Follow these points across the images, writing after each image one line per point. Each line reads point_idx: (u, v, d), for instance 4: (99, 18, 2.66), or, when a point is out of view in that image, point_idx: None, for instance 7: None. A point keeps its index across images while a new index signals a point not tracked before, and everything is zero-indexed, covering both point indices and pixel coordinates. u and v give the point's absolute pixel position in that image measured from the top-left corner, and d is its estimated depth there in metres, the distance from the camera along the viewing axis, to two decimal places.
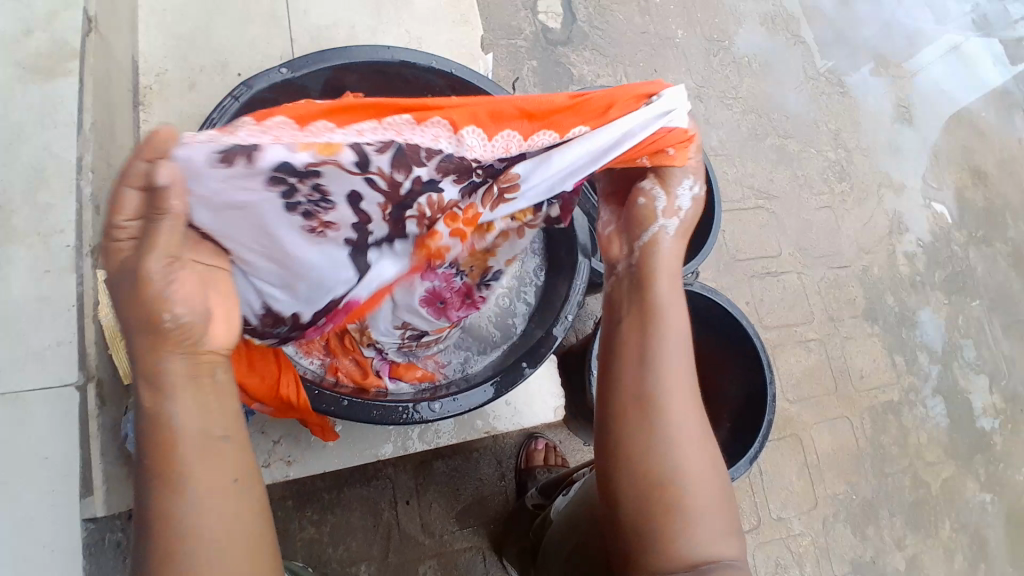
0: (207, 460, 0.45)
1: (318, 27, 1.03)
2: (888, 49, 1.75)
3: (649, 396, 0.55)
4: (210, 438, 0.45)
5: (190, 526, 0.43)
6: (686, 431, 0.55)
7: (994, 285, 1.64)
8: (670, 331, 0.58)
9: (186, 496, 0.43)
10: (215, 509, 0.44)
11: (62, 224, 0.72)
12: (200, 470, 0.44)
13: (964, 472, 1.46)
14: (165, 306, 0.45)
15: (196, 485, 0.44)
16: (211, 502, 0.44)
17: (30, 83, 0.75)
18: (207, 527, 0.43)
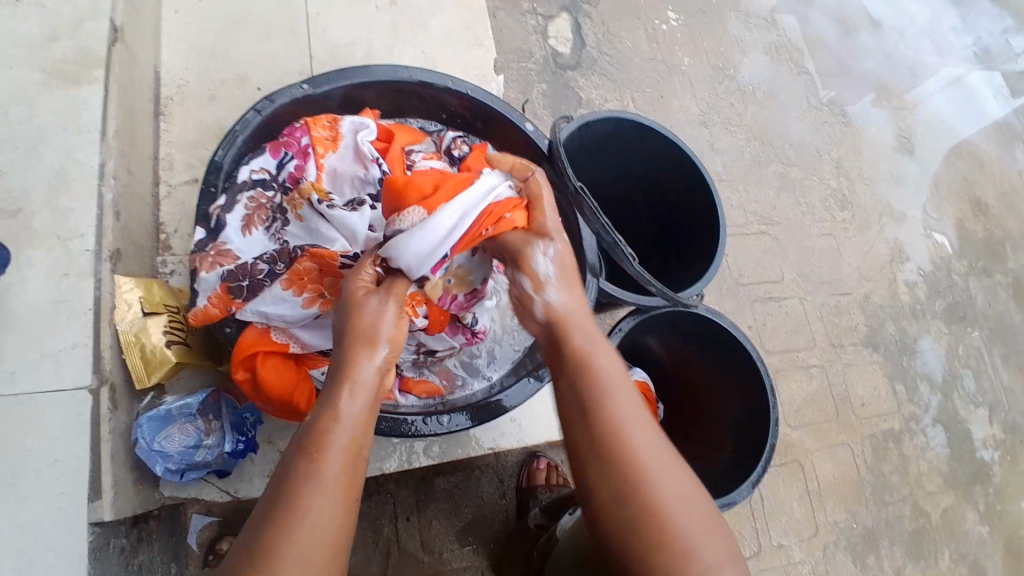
0: (345, 466, 0.51)
1: (336, 45, 1.06)
2: (889, 81, 1.79)
3: (610, 438, 0.53)
4: (356, 451, 0.52)
5: (313, 517, 0.47)
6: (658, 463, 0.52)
7: (993, 315, 1.66)
8: (615, 377, 0.57)
9: (319, 488, 0.48)
10: (334, 512, 0.48)
11: (82, 228, 0.73)
12: (341, 469, 0.50)
13: (964, 503, 1.46)
14: (379, 339, 0.58)
15: (332, 481, 0.49)
16: (332, 506, 0.48)
17: (55, 89, 0.77)
18: (320, 524, 0.47)
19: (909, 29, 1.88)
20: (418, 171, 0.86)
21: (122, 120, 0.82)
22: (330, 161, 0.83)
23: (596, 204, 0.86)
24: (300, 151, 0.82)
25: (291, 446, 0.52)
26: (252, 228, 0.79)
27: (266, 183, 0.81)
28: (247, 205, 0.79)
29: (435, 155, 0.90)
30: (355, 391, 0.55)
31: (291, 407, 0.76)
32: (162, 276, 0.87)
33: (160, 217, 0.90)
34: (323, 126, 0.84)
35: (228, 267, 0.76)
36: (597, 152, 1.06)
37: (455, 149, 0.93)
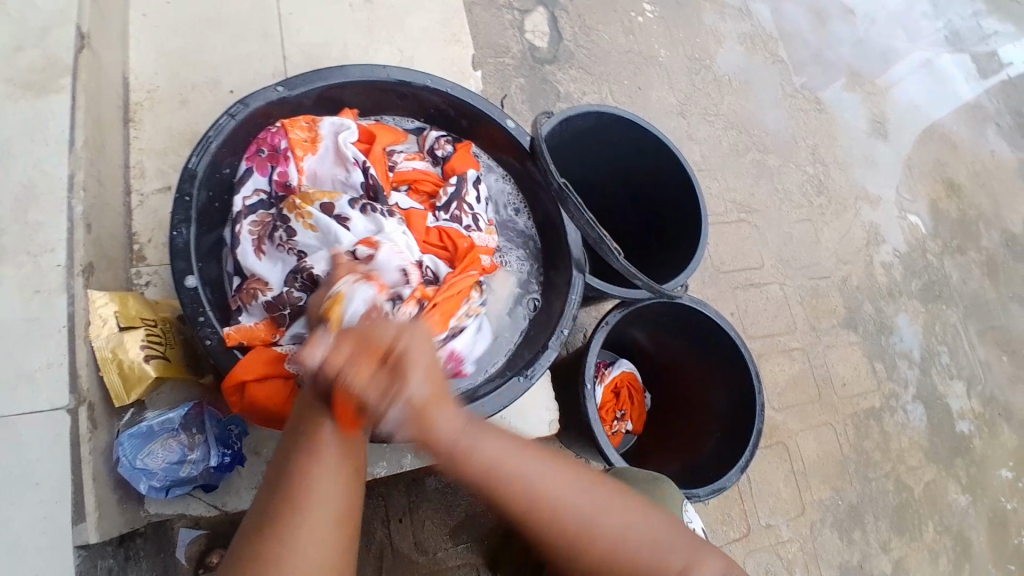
0: (341, 472, 0.54)
1: (309, 45, 1.04)
2: (862, 65, 1.81)
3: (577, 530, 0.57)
4: (348, 465, 0.55)
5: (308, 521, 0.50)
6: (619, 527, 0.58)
7: (968, 293, 1.69)
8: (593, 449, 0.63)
9: (319, 501, 0.51)
10: (332, 519, 0.51)
11: (52, 243, 0.71)
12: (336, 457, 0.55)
13: (945, 476, 1.50)
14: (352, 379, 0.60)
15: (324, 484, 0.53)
16: (329, 508, 0.52)
17: (18, 100, 0.74)
18: (322, 519, 0.51)
19: (879, 13, 1.90)
20: (400, 172, 0.89)
21: (90, 128, 0.79)
22: (310, 163, 0.83)
23: (579, 200, 0.85)
24: (280, 157, 0.82)
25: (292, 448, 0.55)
26: (264, 248, 0.78)
27: (267, 201, 0.82)
28: (251, 229, 0.79)
29: (417, 155, 0.93)
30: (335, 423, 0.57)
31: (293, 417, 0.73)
32: (137, 288, 0.85)
33: (133, 227, 0.87)
34: (299, 129, 0.83)
35: (268, 296, 0.76)
36: (576, 146, 1.06)
37: (438, 149, 0.93)
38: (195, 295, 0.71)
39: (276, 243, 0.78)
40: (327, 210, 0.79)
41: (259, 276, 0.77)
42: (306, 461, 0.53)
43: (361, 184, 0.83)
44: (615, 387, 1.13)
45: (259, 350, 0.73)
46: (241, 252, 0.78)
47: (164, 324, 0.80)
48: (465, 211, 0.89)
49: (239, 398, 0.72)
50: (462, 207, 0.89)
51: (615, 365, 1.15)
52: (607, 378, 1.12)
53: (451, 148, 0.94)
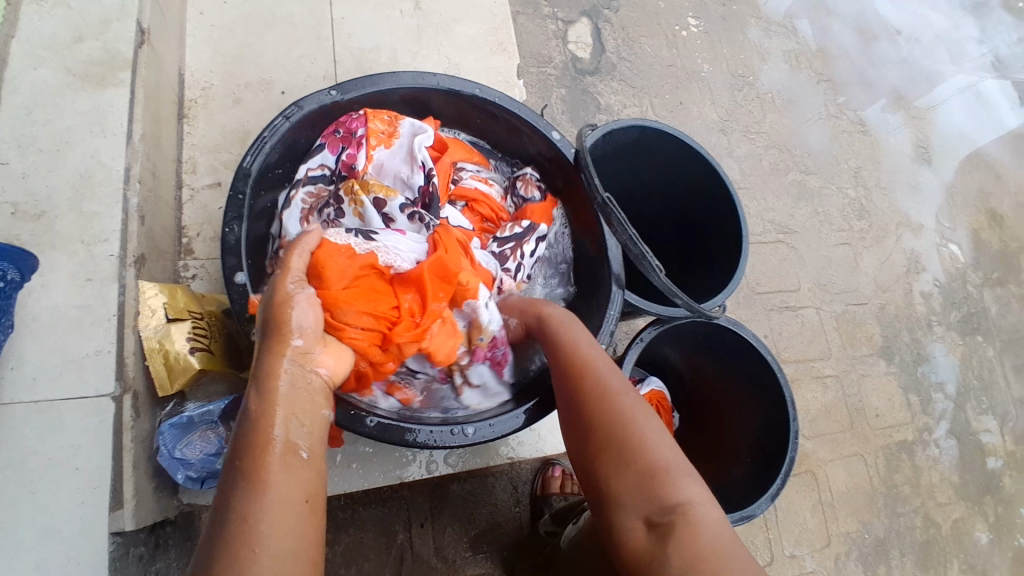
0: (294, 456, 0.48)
1: (360, 50, 1.05)
2: (907, 89, 1.78)
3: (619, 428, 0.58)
4: (292, 453, 0.48)
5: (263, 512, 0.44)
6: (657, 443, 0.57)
7: (1009, 327, 1.65)
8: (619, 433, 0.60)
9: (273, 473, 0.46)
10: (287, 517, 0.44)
11: (106, 233, 0.72)
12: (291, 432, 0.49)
13: (976, 515, 1.45)
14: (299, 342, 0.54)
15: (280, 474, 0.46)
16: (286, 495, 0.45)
17: (80, 92, 0.76)
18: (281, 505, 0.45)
19: (928, 36, 1.86)
20: (461, 188, 0.92)
21: (147, 122, 0.81)
22: (379, 155, 0.83)
23: (623, 215, 0.85)
24: (353, 141, 0.82)
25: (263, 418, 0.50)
26: (309, 220, 0.79)
27: (327, 179, 0.83)
28: (304, 199, 0.80)
29: (485, 178, 0.96)
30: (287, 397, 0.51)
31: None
32: (184, 281, 0.87)
33: (183, 221, 0.89)
34: (381, 120, 0.84)
35: None
36: (619, 161, 1.06)
37: (523, 190, 0.97)
38: (243, 292, 0.72)
39: (323, 220, 0.79)
40: (378, 206, 0.79)
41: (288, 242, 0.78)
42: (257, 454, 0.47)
43: (419, 188, 0.83)
44: None
45: None
46: (288, 215, 0.79)
47: (210, 318, 0.80)
48: (518, 257, 0.90)
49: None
50: (515, 249, 0.90)
51: (645, 383, 1.14)
52: None
53: (538, 196, 0.96)
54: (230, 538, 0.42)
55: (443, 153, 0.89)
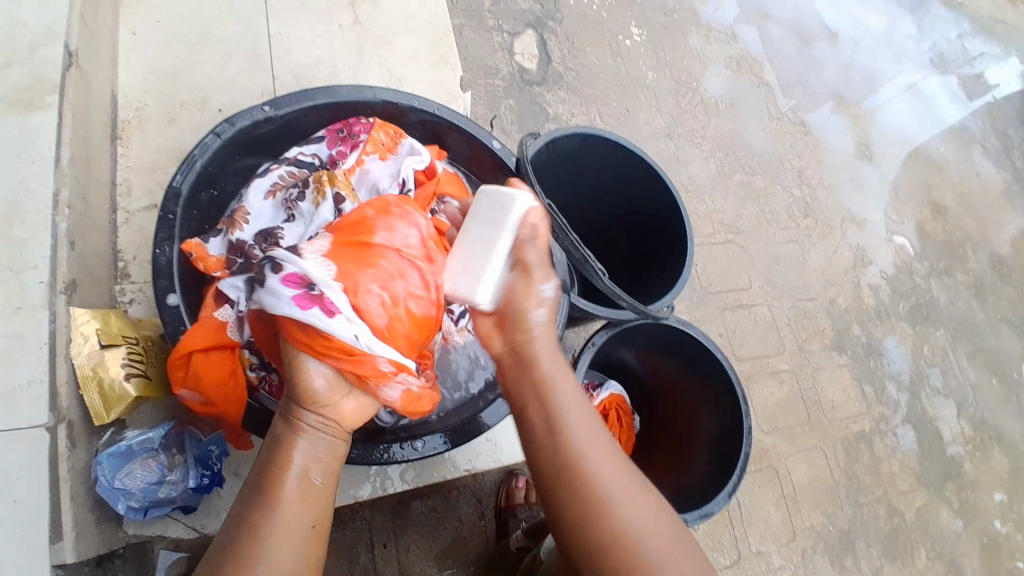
0: (307, 501, 0.54)
1: (300, 65, 1.05)
2: (847, 89, 1.84)
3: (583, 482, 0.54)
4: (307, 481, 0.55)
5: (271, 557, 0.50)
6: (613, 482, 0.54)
7: (956, 314, 1.70)
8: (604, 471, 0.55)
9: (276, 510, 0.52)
10: (293, 556, 0.51)
11: (35, 260, 0.71)
12: (299, 495, 0.54)
13: (936, 500, 1.49)
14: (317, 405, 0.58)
15: (286, 524, 0.52)
16: (295, 532, 0.52)
17: (6, 116, 0.74)
18: (283, 550, 0.51)
19: (864, 37, 1.94)
20: None
21: (77, 146, 0.80)
22: (370, 162, 0.85)
23: (565, 220, 0.86)
24: (351, 143, 0.87)
25: (261, 467, 0.55)
26: (275, 196, 0.83)
27: (315, 166, 0.87)
28: (281, 175, 0.84)
29: None
30: (307, 442, 0.57)
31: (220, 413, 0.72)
32: (121, 305, 0.85)
33: (119, 245, 0.87)
34: (387, 133, 0.88)
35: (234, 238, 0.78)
36: (564, 167, 1.07)
37: None
38: (175, 313, 0.72)
39: (285, 198, 0.82)
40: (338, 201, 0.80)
41: (247, 210, 0.81)
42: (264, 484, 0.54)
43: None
44: (604, 408, 1.13)
45: (203, 322, 0.72)
46: (258, 181, 0.84)
47: (146, 343, 0.79)
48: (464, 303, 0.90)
49: (183, 373, 0.71)
50: None
51: (603, 387, 1.15)
52: (596, 400, 1.12)
53: None
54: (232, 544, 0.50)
55: (432, 180, 0.89)
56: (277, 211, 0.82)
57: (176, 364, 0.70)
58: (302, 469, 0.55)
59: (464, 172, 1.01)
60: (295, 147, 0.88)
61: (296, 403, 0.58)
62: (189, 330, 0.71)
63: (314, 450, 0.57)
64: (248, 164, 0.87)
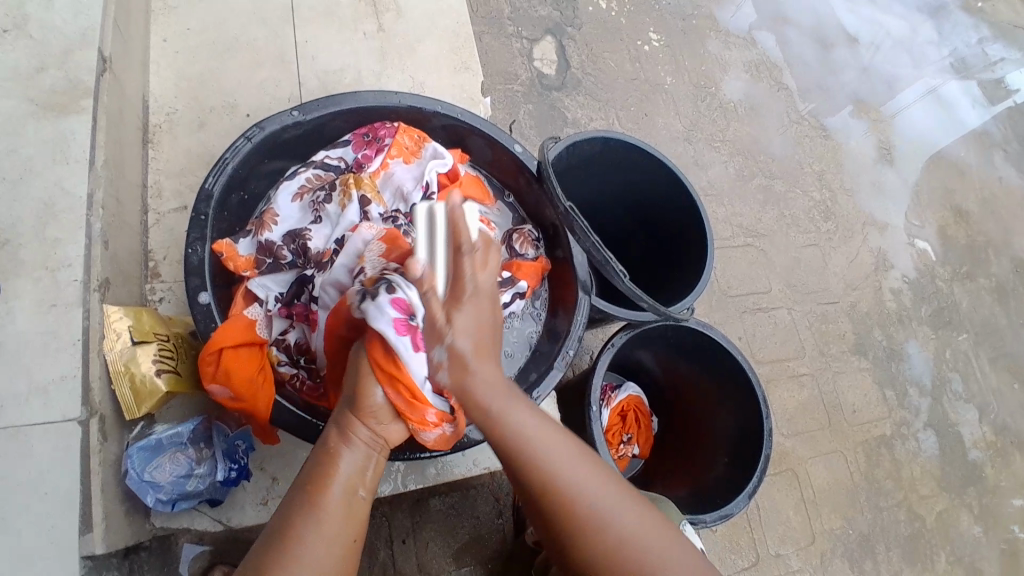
0: (346, 512, 0.53)
1: (324, 71, 1.07)
2: (867, 93, 1.83)
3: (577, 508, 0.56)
4: (352, 494, 0.54)
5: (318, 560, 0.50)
6: (612, 503, 0.57)
7: (979, 319, 1.68)
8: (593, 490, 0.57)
9: (317, 525, 0.51)
10: (329, 570, 0.50)
11: (70, 258, 0.73)
12: (341, 507, 0.53)
13: (958, 506, 1.47)
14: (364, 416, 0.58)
15: (329, 537, 0.51)
16: (335, 544, 0.51)
17: (43, 120, 0.77)
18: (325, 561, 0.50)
19: (884, 42, 1.92)
20: None
21: (110, 149, 0.82)
22: (394, 166, 0.88)
23: (586, 222, 0.87)
24: (376, 146, 0.89)
25: (301, 480, 0.54)
26: (302, 198, 0.86)
27: (342, 170, 0.89)
28: (309, 179, 0.86)
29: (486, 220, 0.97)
30: (347, 454, 0.56)
31: (250, 409, 0.73)
32: (151, 304, 0.87)
33: (149, 244, 0.90)
34: (411, 137, 0.90)
35: (262, 239, 0.81)
36: (583, 171, 1.08)
37: (520, 247, 0.96)
38: (206, 311, 0.72)
39: (312, 201, 0.85)
40: (363, 203, 0.83)
41: (276, 212, 0.84)
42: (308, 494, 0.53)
43: (414, 205, 0.88)
44: (622, 410, 1.13)
45: (233, 320, 0.74)
46: (286, 185, 0.86)
47: (177, 340, 0.80)
48: None
49: (213, 369, 0.72)
50: None
51: (622, 388, 1.15)
52: (614, 401, 1.12)
53: (532, 255, 0.96)
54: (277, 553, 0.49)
55: (454, 182, 0.91)
56: (305, 212, 0.85)
57: (206, 361, 0.71)
58: (347, 485, 0.54)
59: (486, 174, 1.02)
60: (321, 151, 0.90)
61: (348, 415, 0.58)
62: (219, 329, 0.72)
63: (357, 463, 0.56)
64: (274, 166, 0.89)
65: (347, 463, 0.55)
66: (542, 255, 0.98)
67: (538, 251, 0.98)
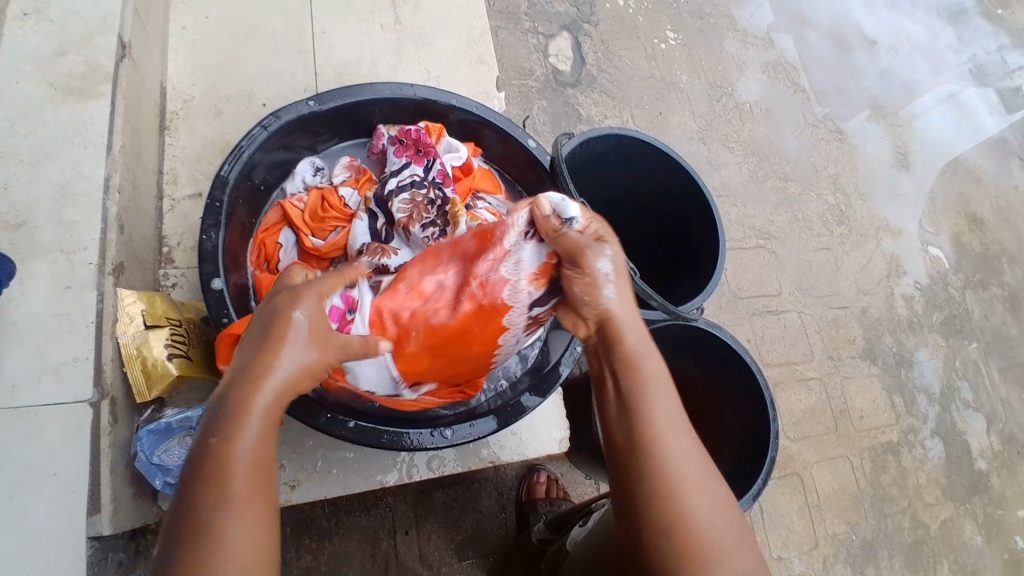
0: (255, 479, 0.47)
1: (340, 62, 1.07)
2: (884, 97, 1.81)
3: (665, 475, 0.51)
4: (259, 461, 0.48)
5: (235, 553, 0.44)
6: (693, 486, 0.51)
7: (990, 328, 1.66)
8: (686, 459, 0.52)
9: (225, 503, 0.45)
10: (253, 544, 0.45)
11: (86, 241, 0.74)
12: (248, 479, 0.46)
13: (964, 516, 1.46)
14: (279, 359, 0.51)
15: (242, 507, 0.45)
16: (248, 520, 0.45)
17: (62, 104, 0.77)
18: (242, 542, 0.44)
19: (903, 46, 1.90)
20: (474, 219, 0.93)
21: (128, 134, 0.83)
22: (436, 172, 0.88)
23: None
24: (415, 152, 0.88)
25: (188, 459, 0.47)
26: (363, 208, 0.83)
27: (417, 184, 0.86)
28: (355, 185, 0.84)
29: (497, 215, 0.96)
30: (244, 409, 0.49)
31: None
32: (164, 289, 0.88)
33: (163, 230, 0.90)
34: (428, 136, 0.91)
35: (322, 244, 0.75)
36: (595, 168, 1.07)
37: None
38: (219, 297, 0.73)
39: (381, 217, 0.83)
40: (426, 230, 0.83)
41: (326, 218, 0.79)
42: (213, 463, 0.46)
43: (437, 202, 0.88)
44: None
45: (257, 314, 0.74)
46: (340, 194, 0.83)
47: (189, 325, 0.81)
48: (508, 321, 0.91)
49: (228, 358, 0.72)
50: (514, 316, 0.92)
51: None
52: None
53: None
54: (192, 544, 0.43)
55: (468, 177, 0.93)
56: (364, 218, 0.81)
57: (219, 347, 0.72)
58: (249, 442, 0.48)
59: (500, 169, 1.02)
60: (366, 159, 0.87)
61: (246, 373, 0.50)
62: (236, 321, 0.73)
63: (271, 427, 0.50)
64: (290, 155, 0.90)
65: (250, 417, 0.49)
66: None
67: None
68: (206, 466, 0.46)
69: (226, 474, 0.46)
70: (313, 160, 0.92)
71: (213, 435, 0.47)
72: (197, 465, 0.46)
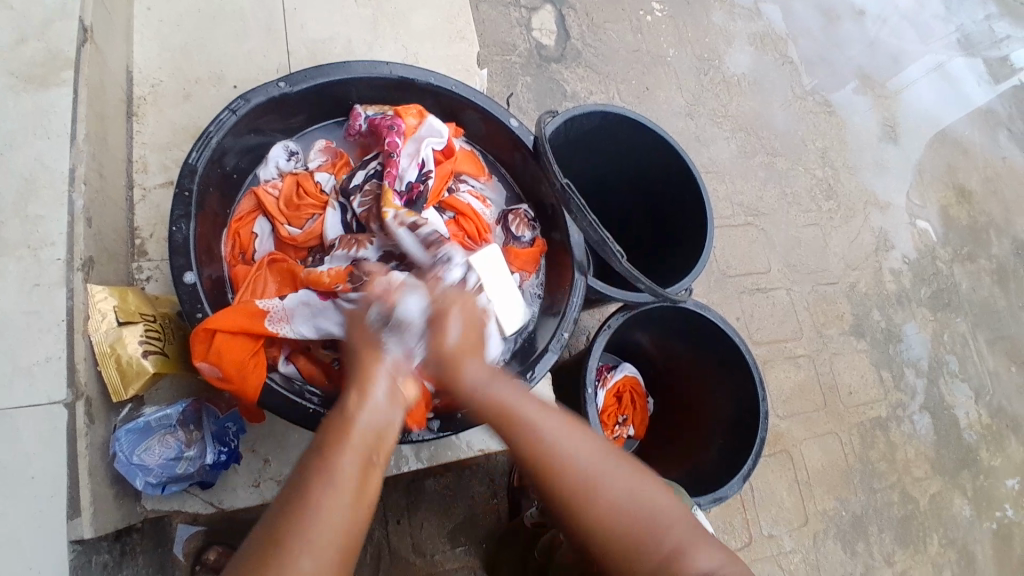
0: (365, 469, 0.51)
1: (314, 41, 1.03)
2: (873, 69, 1.79)
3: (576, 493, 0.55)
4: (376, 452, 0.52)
5: (327, 531, 0.47)
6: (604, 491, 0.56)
7: (977, 301, 1.67)
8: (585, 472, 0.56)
9: (335, 485, 0.48)
10: (343, 530, 0.47)
11: (52, 236, 0.71)
12: (357, 469, 0.50)
13: (951, 488, 1.48)
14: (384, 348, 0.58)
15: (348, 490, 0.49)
16: (351, 507, 0.49)
17: (21, 92, 0.74)
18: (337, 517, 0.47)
19: (891, 15, 1.87)
20: (455, 202, 0.91)
21: (92, 122, 0.79)
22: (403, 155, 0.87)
23: (583, 201, 0.84)
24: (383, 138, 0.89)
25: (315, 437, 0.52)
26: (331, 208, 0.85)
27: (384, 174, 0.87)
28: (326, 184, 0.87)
29: (480, 197, 0.95)
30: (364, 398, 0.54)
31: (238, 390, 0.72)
32: (138, 283, 0.85)
33: (135, 222, 0.87)
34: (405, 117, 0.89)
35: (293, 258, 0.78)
36: (581, 147, 1.05)
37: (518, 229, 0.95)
38: (193, 291, 0.71)
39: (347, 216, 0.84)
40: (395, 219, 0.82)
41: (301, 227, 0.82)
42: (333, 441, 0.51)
43: (409, 183, 0.87)
44: (617, 391, 1.13)
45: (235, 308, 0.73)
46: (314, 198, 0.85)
47: (163, 320, 0.79)
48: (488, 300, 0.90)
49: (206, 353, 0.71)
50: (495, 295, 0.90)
51: (617, 369, 1.14)
52: (609, 382, 1.11)
53: (528, 237, 0.95)
54: (294, 513, 0.47)
55: (449, 159, 0.91)
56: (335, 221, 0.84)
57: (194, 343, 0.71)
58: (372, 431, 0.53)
59: (482, 150, 0.99)
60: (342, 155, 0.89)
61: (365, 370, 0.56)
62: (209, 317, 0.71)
63: (382, 414, 0.54)
64: (262, 140, 0.87)
65: (379, 406, 0.54)
66: (539, 236, 0.97)
67: (534, 231, 0.97)
68: (329, 444, 0.51)
69: (341, 456, 0.50)
70: (286, 144, 0.89)
71: (342, 416, 0.53)
72: (327, 438, 0.51)
